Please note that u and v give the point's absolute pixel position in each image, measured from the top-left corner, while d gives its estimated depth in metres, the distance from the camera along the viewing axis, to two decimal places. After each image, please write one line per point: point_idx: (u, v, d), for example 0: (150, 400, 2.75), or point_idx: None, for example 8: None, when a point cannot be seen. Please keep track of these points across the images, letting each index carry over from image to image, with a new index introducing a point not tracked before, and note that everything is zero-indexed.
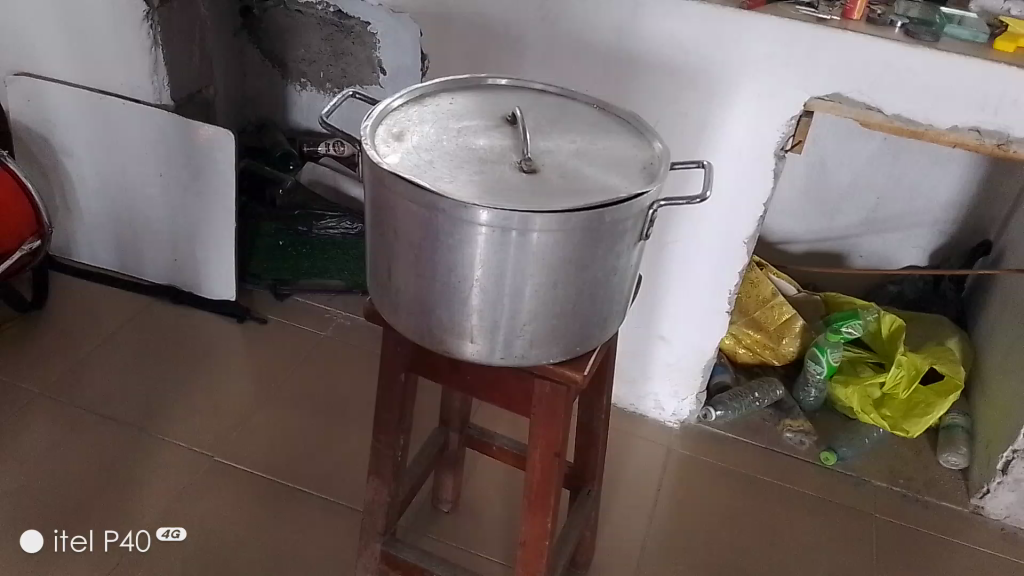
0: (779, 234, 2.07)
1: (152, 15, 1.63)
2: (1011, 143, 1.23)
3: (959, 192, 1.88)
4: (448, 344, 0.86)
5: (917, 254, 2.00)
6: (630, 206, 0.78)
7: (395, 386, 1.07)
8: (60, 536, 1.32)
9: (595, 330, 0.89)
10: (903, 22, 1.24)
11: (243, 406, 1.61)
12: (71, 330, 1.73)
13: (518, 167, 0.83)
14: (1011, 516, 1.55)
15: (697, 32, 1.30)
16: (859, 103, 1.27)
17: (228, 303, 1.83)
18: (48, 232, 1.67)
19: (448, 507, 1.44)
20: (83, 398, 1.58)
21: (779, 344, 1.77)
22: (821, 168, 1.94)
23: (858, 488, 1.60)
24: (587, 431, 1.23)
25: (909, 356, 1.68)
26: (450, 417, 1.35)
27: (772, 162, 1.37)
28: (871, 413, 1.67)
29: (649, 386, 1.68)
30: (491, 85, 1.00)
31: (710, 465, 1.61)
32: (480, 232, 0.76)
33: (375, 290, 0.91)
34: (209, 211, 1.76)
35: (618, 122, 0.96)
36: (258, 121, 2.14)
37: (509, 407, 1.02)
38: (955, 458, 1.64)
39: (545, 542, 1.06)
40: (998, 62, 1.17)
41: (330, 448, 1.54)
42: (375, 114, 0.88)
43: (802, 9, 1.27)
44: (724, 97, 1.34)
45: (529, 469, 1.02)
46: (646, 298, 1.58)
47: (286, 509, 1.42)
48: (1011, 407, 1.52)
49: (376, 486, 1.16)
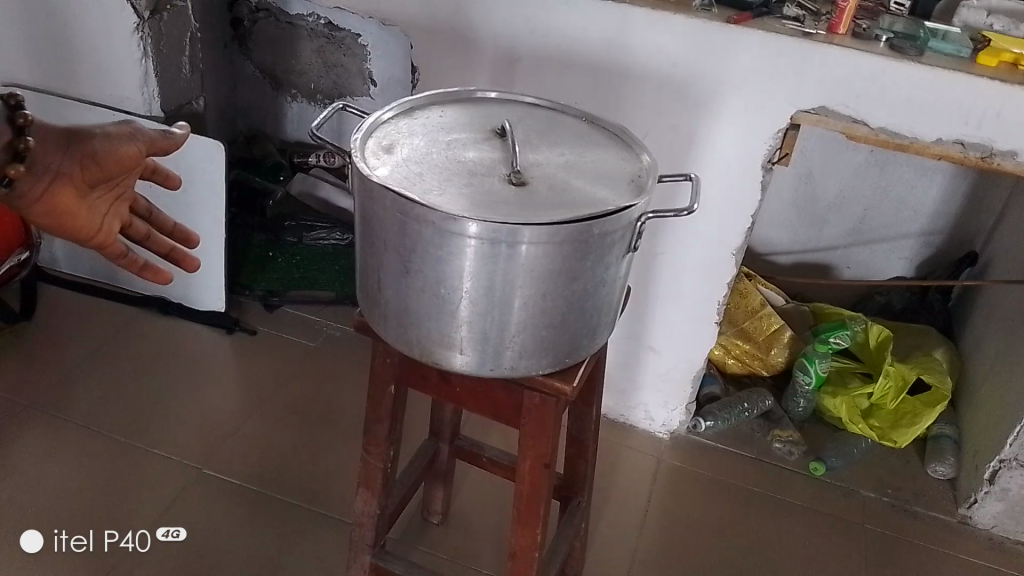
0: (767, 246, 2.09)
1: (143, 28, 1.62)
2: (995, 155, 1.25)
3: (946, 204, 1.90)
4: (439, 356, 0.87)
5: (905, 265, 2.01)
6: (619, 218, 0.79)
7: (385, 398, 1.07)
8: (60, 536, 1.33)
9: (585, 341, 0.90)
10: (887, 36, 1.26)
11: (232, 416, 1.61)
12: (61, 340, 1.73)
13: (506, 179, 0.84)
14: (998, 526, 1.56)
15: (685, 46, 1.31)
16: (845, 116, 1.29)
17: (216, 314, 1.82)
18: (35, 242, 1.70)
19: (439, 519, 1.44)
20: (72, 409, 1.57)
21: (767, 354, 1.79)
22: (809, 180, 1.96)
23: (846, 497, 1.61)
24: (576, 442, 1.24)
25: (897, 366, 1.71)
26: (441, 428, 1.36)
27: (760, 174, 1.38)
28: (860, 424, 1.69)
29: (638, 397, 1.68)
30: (481, 98, 1.01)
31: (700, 475, 1.62)
32: (468, 244, 0.76)
33: (364, 302, 0.91)
34: (198, 222, 1.76)
35: (606, 134, 0.97)
36: (249, 132, 2.13)
37: (498, 418, 1.02)
38: (943, 468, 1.65)
39: (534, 552, 1.06)
40: (981, 76, 1.19)
41: (321, 460, 1.54)
42: (364, 127, 0.88)
43: (788, 24, 1.28)
44: (712, 110, 1.35)
45: (519, 479, 1.03)
46: (636, 310, 1.59)
47: (278, 516, 1.42)
48: (998, 417, 1.53)
49: (366, 498, 1.16)
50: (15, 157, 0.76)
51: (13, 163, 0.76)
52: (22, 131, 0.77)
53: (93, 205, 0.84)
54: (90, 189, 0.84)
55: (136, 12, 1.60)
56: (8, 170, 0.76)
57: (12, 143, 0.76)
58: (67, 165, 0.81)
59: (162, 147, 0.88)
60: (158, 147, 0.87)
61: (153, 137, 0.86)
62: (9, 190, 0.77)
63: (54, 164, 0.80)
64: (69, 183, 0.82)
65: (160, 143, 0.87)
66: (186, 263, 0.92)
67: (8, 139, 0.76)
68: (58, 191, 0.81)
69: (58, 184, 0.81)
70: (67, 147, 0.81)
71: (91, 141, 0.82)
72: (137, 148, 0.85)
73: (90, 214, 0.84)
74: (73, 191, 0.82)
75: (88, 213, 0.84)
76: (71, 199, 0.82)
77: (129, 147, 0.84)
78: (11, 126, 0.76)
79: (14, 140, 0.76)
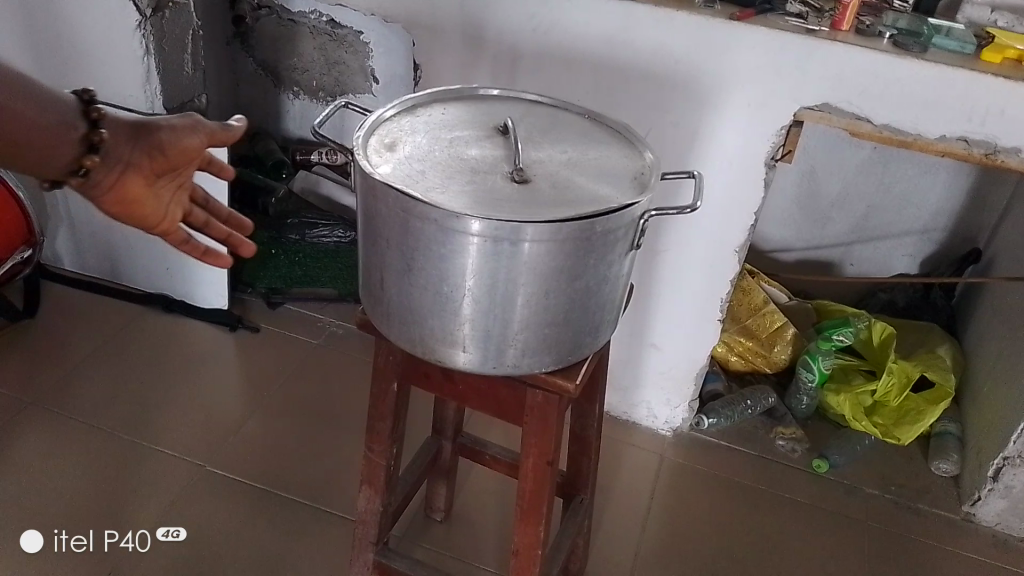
0: (771, 243, 2.08)
1: (145, 25, 1.62)
2: (999, 152, 1.25)
3: (950, 201, 1.90)
4: (442, 354, 0.87)
5: (909, 262, 2.01)
6: (622, 216, 0.78)
7: (388, 395, 1.07)
8: (60, 536, 1.33)
9: (588, 339, 0.90)
10: (891, 32, 1.25)
11: (236, 414, 1.61)
12: (64, 338, 1.74)
13: (509, 177, 0.84)
14: (1001, 524, 1.55)
15: (688, 42, 1.31)
16: (848, 113, 1.28)
17: (220, 312, 1.83)
18: (40, 240, 1.69)
19: (441, 516, 1.44)
20: (74, 407, 1.57)
21: (770, 351, 1.78)
22: (812, 177, 1.95)
23: (849, 495, 1.60)
24: (579, 440, 1.24)
25: (900, 364, 1.69)
26: (444, 426, 1.36)
27: (763, 171, 1.38)
28: (862, 421, 1.69)
29: (641, 394, 1.68)
30: (484, 96, 1.01)
31: (703, 472, 1.62)
32: (471, 242, 0.76)
33: (366, 299, 0.91)
34: None
35: (609, 132, 0.97)
36: (252, 130, 2.13)
37: (501, 415, 1.02)
38: (946, 465, 1.64)
39: (537, 550, 1.06)
40: (985, 72, 1.19)
41: (324, 457, 1.54)
42: (367, 125, 0.88)
43: (791, 20, 1.28)
44: (716, 107, 1.35)
45: (522, 477, 1.03)
46: (638, 307, 1.59)
47: (280, 514, 1.42)
48: (1002, 414, 1.53)
49: (369, 495, 1.16)
50: (90, 148, 0.77)
51: (89, 155, 0.76)
52: (96, 122, 0.77)
53: (159, 193, 0.85)
54: (155, 177, 0.84)
55: (139, 10, 1.60)
56: (83, 161, 0.76)
57: (88, 136, 0.76)
58: (136, 156, 0.81)
59: (222, 138, 0.88)
60: (219, 138, 0.88)
61: (214, 129, 0.87)
62: (81, 179, 0.77)
63: (124, 154, 0.80)
64: (137, 173, 0.82)
65: (220, 135, 0.88)
66: (243, 247, 0.90)
67: (80, 129, 0.76)
68: (128, 181, 0.81)
69: (128, 173, 0.81)
70: (135, 135, 0.81)
71: (158, 132, 0.83)
72: (200, 139, 0.86)
73: (154, 203, 0.85)
74: (140, 179, 0.82)
75: (154, 203, 0.85)
76: (138, 189, 0.83)
77: (193, 138, 0.85)
78: (84, 116, 0.77)
79: (88, 132, 0.76)
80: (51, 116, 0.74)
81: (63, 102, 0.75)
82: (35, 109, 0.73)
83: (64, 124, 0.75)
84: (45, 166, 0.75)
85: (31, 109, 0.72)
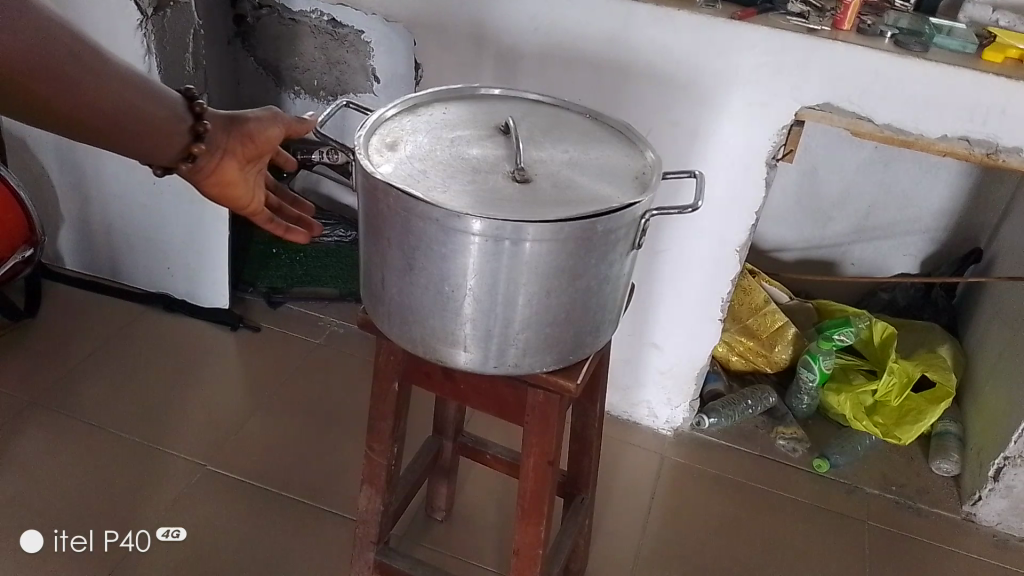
0: (772, 243, 2.08)
1: (146, 24, 1.63)
2: (1000, 152, 1.24)
3: (950, 200, 1.90)
4: (443, 354, 0.87)
5: (910, 262, 2.01)
6: (623, 215, 0.78)
7: (389, 395, 1.07)
8: (60, 536, 1.33)
9: (589, 338, 0.89)
10: (892, 32, 1.25)
11: (236, 414, 1.61)
12: (66, 337, 1.74)
13: (511, 176, 0.84)
14: (1002, 524, 1.55)
15: (689, 42, 1.31)
16: (849, 112, 1.28)
17: (221, 312, 1.83)
18: (41, 239, 1.69)
19: (442, 515, 1.44)
20: (75, 406, 1.57)
21: (771, 351, 1.78)
22: (813, 176, 1.95)
23: (850, 495, 1.60)
24: (580, 439, 1.24)
25: (900, 363, 1.69)
26: (445, 425, 1.36)
27: (764, 170, 1.38)
28: (862, 420, 1.69)
29: (641, 393, 1.68)
30: (485, 95, 1.01)
31: (703, 472, 1.62)
32: (472, 241, 0.76)
33: (367, 299, 0.91)
34: (199, 220, 1.74)
35: (609, 131, 0.97)
36: None
37: (502, 415, 1.02)
38: (947, 465, 1.64)
39: (539, 549, 1.06)
40: (987, 72, 1.19)
41: (324, 457, 1.54)
42: (368, 124, 0.88)
43: (792, 20, 1.28)
44: (717, 107, 1.35)
45: (523, 476, 1.02)
46: (639, 307, 1.59)
47: (281, 514, 1.42)
48: (1003, 413, 1.53)
49: (370, 495, 1.16)
50: (195, 137, 0.89)
51: (196, 143, 0.89)
52: (200, 116, 0.89)
53: (248, 176, 0.97)
54: (246, 163, 0.96)
55: (140, 9, 1.61)
56: (192, 149, 0.89)
57: (194, 127, 0.88)
58: (231, 144, 0.93)
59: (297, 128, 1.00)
60: (294, 130, 0.99)
61: (291, 121, 0.99)
62: (190, 164, 0.90)
63: (222, 142, 0.92)
64: (233, 158, 0.94)
65: (295, 126, 1.00)
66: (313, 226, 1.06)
67: (188, 122, 0.88)
68: (225, 166, 0.94)
69: (225, 159, 0.93)
70: (229, 127, 0.93)
71: (247, 123, 0.95)
72: (280, 130, 0.98)
73: (245, 186, 0.98)
74: (235, 165, 0.95)
75: (245, 186, 0.97)
76: (232, 172, 0.95)
77: (275, 127, 0.97)
78: (190, 111, 0.89)
79: (194, 124, 0.88)
80: (168, 112, 0.86)
81: (174, 100, 0.87)
82: (156, 106, 0.85)
83: (176, 119, 0.87)
84: (161, 155, 0.87)
85: (153, 107, 0.84)
